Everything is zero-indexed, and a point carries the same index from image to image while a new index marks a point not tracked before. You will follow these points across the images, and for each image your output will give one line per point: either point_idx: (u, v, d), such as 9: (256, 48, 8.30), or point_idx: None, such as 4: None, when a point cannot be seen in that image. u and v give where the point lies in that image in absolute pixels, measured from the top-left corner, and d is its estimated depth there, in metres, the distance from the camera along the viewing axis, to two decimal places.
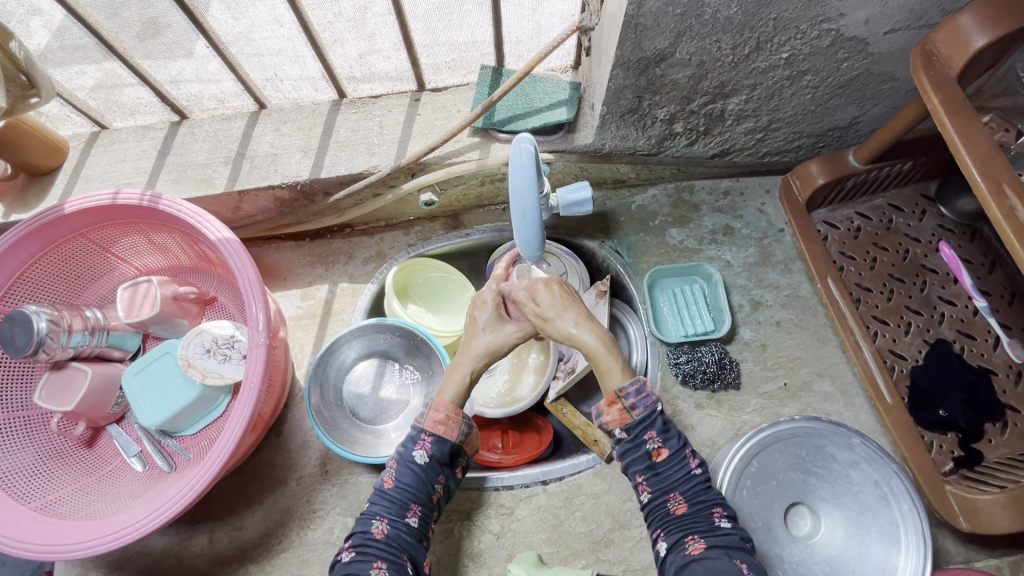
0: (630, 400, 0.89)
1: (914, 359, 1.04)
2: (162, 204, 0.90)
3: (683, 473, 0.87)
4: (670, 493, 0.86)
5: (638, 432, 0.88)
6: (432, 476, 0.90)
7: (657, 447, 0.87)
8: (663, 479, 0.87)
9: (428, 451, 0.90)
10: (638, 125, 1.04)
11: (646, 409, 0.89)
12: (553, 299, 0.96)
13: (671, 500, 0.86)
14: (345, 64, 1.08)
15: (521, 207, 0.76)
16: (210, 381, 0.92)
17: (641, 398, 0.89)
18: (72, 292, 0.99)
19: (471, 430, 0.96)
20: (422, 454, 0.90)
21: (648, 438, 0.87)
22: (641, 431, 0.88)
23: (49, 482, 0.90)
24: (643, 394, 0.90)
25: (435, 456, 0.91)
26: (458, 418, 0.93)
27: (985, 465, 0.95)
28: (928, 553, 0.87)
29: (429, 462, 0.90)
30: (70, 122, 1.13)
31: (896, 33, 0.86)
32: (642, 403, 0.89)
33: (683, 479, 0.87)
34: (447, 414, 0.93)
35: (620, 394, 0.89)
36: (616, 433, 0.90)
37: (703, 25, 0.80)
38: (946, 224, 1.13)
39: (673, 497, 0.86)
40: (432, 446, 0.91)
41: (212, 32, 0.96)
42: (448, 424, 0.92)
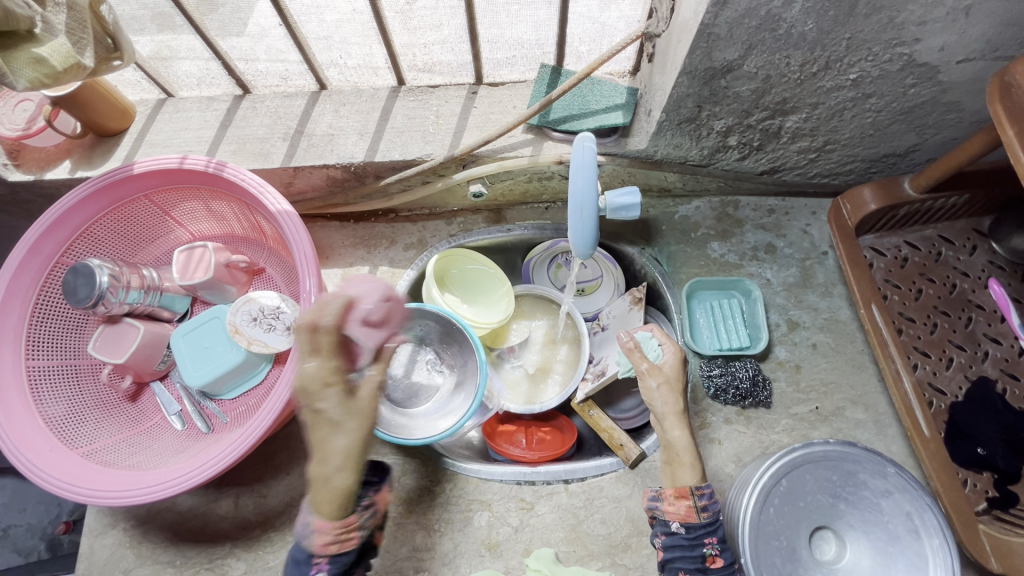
0: (703, 501, 0.84)
1: (953, 395, 1.02)
2: (227, 172, 0.93)
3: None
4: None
5: (699, 534, 0.83)
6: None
7: (714, 553, 0.82)
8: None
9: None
10: (693, 135, 1.04)
11: (713, 514, 0.84)
12: (672, 382, 0.95)
13: None
14: (408, 52, 1.11)
15: (578, 205, 0.78)
16: (255, 348, 0.95)
17: (712, 503, 0.85)
18: (129, 250, 1.02)
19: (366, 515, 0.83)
20: None
21: (708, 542, 0.83)
22: (703, 534, 0.83)
23: (95, 430, 0.93)
24: (713, 499, 0.86)
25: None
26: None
27: (1019, 509, 0.94)
28: None
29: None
30: (139, 88, 1.18)
31: (969, 63, 0.86)
32: (711, 508, 0.84)
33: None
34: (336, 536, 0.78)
35: (695, 490, 0.85)
36: (675, 526, 0.84)
37: (776, 39, 0.80)
38: (997, 260, 1.11)
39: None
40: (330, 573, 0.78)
41: (287, 10, 1.00)
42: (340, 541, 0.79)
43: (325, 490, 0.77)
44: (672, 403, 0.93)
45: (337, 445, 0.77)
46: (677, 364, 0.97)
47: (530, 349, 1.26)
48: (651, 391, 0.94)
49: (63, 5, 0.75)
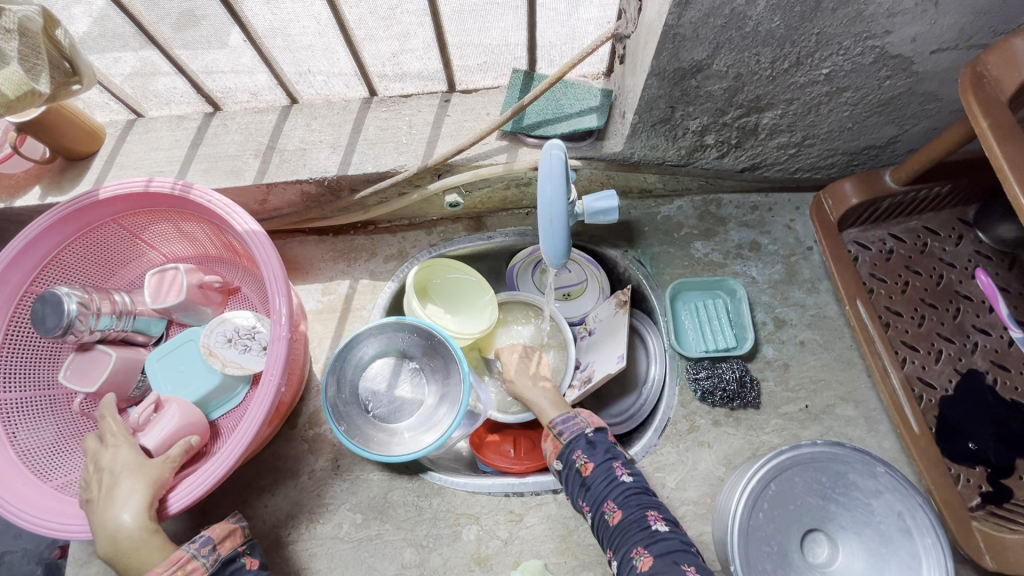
0: (558, 429, 0.93)
1: (944, 389, 1.00)
2: (194, 193, 0.92)
3: (610, 480, 0.85)
4: (604, 503, 0.84)
5: (567, 456, 0.89)
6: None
7: (585, 463, 0.87)
8: (594, 494, 0.86)
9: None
10: (669, 136, 1.02)
11: (572, 432, 0.91)
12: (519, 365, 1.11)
13: (607, 512, 0.84)
14: (377, 62, 1.09)
15: (548, 214, 0.76)
16: (230, 370, 0.93)
17: (568, 425, 0.92)
18: (101, 275, 1.01)
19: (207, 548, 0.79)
20: None
21: (574, 457, 0.88)
22: (569, 453, 0.89)
23: (69, 461, 0.91)
24: (570, 421, 0.93)
25: None
26: (182, 575, 0.74)
27: (1013, 502, 0.92)
28: None
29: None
30: (108, 109, 1.16)
31: (943, 53, 0.84)
32: (568, 428, 0.92)
33: (612, 488, 0.85)
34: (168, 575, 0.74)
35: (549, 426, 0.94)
36: (555, 465, 0.91)
37: (743, 37, 0.79)
38: (983, 250, 1.10)
39: (608, 507, 0.84)
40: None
41: (251, 26, 0.98)
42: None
43: (148, 548, 0.76)
44: (531, 377, 1.08)
45: (124, 522, 0.75)
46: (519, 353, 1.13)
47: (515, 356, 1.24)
48: (507, 381, 1.09)
49: (14, 31, 0.73)
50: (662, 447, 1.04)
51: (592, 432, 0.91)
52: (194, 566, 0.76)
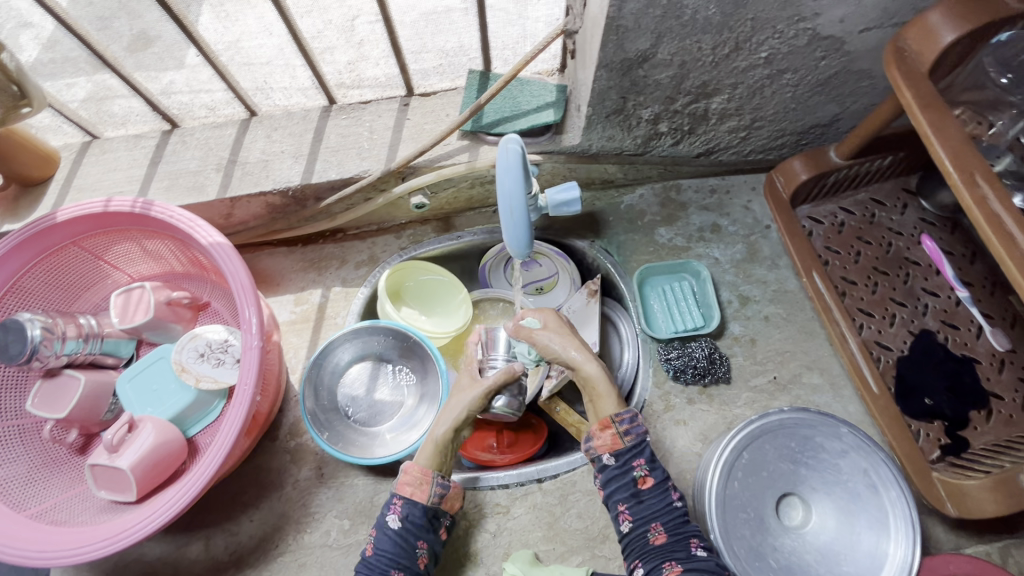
0: (624, 427, 0.89)
1: (899, 350, 1.06)
2: (155, 210, 0.91)
3: (664, 504, 0.86)
4: (651, 521, 0.85)
5: (626, 458, 0.88)
6: (411, 539, 0.88)
7: (643, 475, 0.87)
8: (645, 506, 0.86)
9: (401, 515, 0.89)
10: (624, 126, 1.06)
11: (637, 437, 0.90)
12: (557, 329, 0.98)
13: (651, 529, 0.85)
14: (334, 71, 1.11)
15: (508, 206, 0.78)
16: (204, 385, 0.93)
17: (634, 426, 0.90)
18: (65, 300, 1.00)
19: (447, 491, 0.93)
20: (395, 520, 0.89)
21: (636, 464, 0.88)
22: (630, 457, 0.88)
23: (43, 490, 0.90)
24: (635, 422, 0.91)
25: (407, 519, 0.89)
26: (427, 484, 0.91)
27: (971, 452, 0.97)
28: (915, 538, 0.90)
29: (403, 525, 0.89)
30: (61, 132, 1.15)
31: (870, 32, 0.89)
32: (634, 430, 0.90)
33: (664, 509, 0.86)
34: (415, 477, 0.92)
35: (613, 419, 0.90)
36: (606, 459, 0.89)
37: (683, 26, 0.83)
38: (927, 217, 1.16)
39: (654, 526, 0.85)
40: (404, 509, 0.90)
41: (203, 40, 0.99)
42: (416, 487, 0.91)
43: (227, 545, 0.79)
44: (570, 343, 0.97)
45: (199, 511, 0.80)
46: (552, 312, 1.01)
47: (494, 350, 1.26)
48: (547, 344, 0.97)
49: None
50: None
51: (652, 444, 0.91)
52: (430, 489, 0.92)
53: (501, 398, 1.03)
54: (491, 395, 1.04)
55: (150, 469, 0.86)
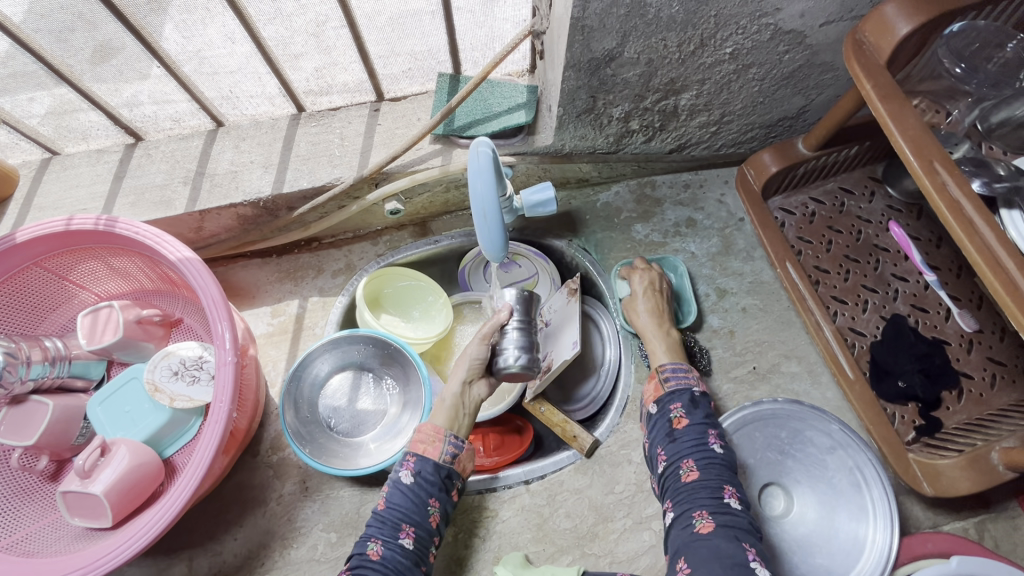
0: (665, 375, 0.96)
1: (872, 336, 1.08)
2: (119, 227, 0.89)
3: (698, 443, 0.87)
4: (683, 459, 0.86)
5: (665, 403, 0.93)
6: (423, 496, 0.86)
7: (680, 415, 0.90)
8: (677, 446, 0.88)
9: (414, 470, 0.88)
10: (595, 124, 1.06)
11: (677, 383, 0.94)
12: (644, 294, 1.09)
13: (683, 467, 0.86)
14: (301, 79, 1.09)
15: (481, 210, 0.77)
16: (179, 404, 0.91)
17: (676, 376, 0.95)
18: (30, 323, 0.97)
19: (460, 451, 0.93)
20: (407, 475, 0.88)
21: (672, 406, 0.91)
22: (668, 400, 0.92)
23: (14, 520, 0.87)
24: (680, 374, 0.96)
25: (421, 475, 0.88)
26: (439, 439, 0.91)
27: (945, 431, 0.99)
28: (895, 538, 0.91)
29: (416, 481, 0.87)
30: (19, 150, 1.11)
31: (831, 25, 0.91)
32: (676, 379, 0.94)
33: (697, 449, 0.86)
34: (428, 433, 0.92)
35: (657, 370, 0.97)
36: (649, 407, 0.95)
37: (648, 24, 0.83)
38: (894, 204, 1.18)
39: (685, 464, 0.86)
40: (417, 465, 0.89)
41: (164, 52, 0.96)
42: (428, 443, 0.91)
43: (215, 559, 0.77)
44: (650, 308, 1.07)
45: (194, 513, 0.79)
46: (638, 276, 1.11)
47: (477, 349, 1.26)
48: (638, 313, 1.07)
49: None
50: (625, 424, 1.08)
51: (698, 392, 0.93)
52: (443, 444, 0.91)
53: (513, 354, 0.94)
54: (500, 352, 0.97)
55: (125, 493, 0.83)
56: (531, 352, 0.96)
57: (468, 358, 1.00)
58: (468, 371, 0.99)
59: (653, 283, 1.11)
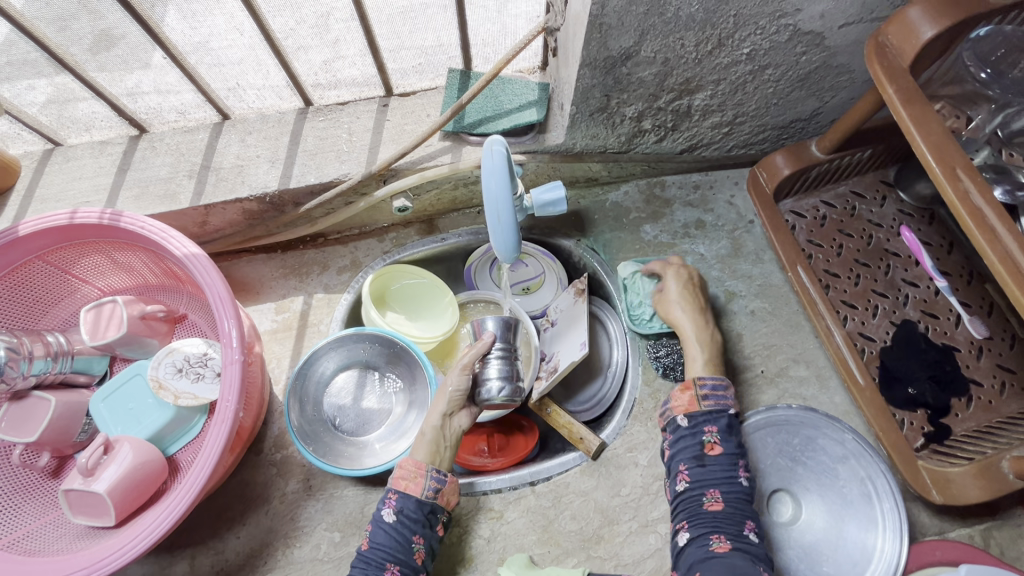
0: (704, 392, 0.91)
1: (882, 341, 1.07)
2: (124, 221, 0.88)
3: (728, 472, 0.86)
4: (710, 487, 0.85)
5: (699, 422, 0.89)
6: (407, 534, 0.85)
7: (713, 441, 0.88)
8: (708, 471, 0.86)
9: (395, 509, 0.87)
10: (608, 124, 1.05)
11: (716, 405, 0.90)
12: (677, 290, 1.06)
13: (707, 495, 0.85)
14: (309, 72, 1.07)
15: (495, 210, 0.76)
16: (183, 402, 0.90)
17: (715, 394, 0.91)
18: (32, 317, 0.95)
19: (443, 485, 0.90)
20: (390, 513, 0.87)
21: (707, 430, 0.89)
22: (704, 423, 0.89)
23: (15, 518, 0.86)
24: (717, 391, 0.92)
25: (403, 512, 0.87)
26: (417, 476, 0.89)
27: (954, 438, 0.99)
28: (903, 554, 0.90)
29: (398, 519, 0.86)
30: (22, 140, 1.10)
31: (850, 27, 0.90)
32: (714, 399, 0.91)
33: (727, 479, 0.86)
34: (410, 470, 0.90)
35: (696, 384, 0.92)
36: (680, 420, 0.91)
37: (666, 23, 0.82)
38: (905, 208, 1.18)
39: (711, 492, 0.85)
40: (399, 504, 0.87)
41: (171, 42, 0.95)
42: (410, 480, 0.89)
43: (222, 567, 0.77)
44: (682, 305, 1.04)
45: None
46: (675, 273, 1.08)
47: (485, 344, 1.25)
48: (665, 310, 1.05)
49: None
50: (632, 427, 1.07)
51: (734, 419, 0.90)
52: (423, 481, 0.89)
53: (495, 386, 0.97)
54: (481, 382, 0.99)
55: (129, 492, 0.82)
56: (513, 381, 0.99)
57: (451, 389, 0.99)
58: (450, 403, 0.99)
59: (693, 282, 1.07)
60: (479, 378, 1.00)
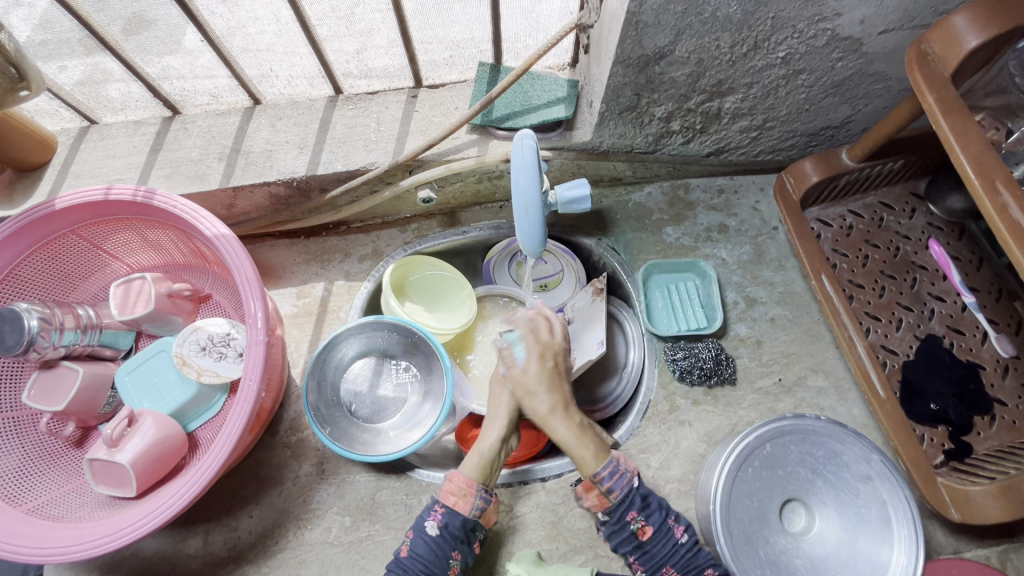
0: (604, 485, 0.89)
1: (905, 355, 1.06)
2: (158, 199, 0.89)
3: (670, 545, 0.88)
4: (662, 567, 0.88)
5: (620, 514, 0.89)
6: (446, 549, 0.86)
7: (640, 525, 0.89)
8: (652, 555, 0.89)
9: (440, 523, 0.88)
10: (636, 123, 1.04)
11: (622, 490, 0.89)
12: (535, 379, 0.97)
13: (665, 572, 0.88)
14: (341, 60, 1.08)
15: (523, 202, 0.77)
16: (206, 379, 0.91)
17: (616, 480, 0.90)
18: (62, 290, 0.97)
19: (488, 503, 0.91)
20: (434, 526, 0.88)
21: (630, 518, 0.89)
22: (623, 513, 0.89)
23: (40, 484, 0.88)
24: (617, 475, 0.90)
25: (448, 528, 0.87)
26: (468, 496, 0.89)
27: (974, 457, 0.98)
28: None
29: (442, 533, 0.87)
30: (58, 117, 1.12)
31: (890, 34, 0.89)
32: (618, 485, 0.89)
33: (672, 551, 0.88)
34: (460, 486, 0.90)
35: (592, 480, 0.90)
36: (602, 517, 0.91)
37: (703, 23, 0.82)
38: (935, 222, 1.16)
39: (667, 570, 0.88)
40: (444, 518, 0.88)
41: (208, 25, 0.96)
42: (460, 496, 0.89)
43: None
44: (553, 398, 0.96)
45: None
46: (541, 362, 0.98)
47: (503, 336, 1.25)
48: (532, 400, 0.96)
49: None
50: (646, 428, 1.06)
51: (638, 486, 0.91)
52: (472, 501, 0.89)
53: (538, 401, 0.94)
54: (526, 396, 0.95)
55: (151, 464, 0.84)
56: (550, 399, 0.96)
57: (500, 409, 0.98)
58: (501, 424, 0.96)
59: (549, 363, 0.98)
60: (518, 394, 0.98)
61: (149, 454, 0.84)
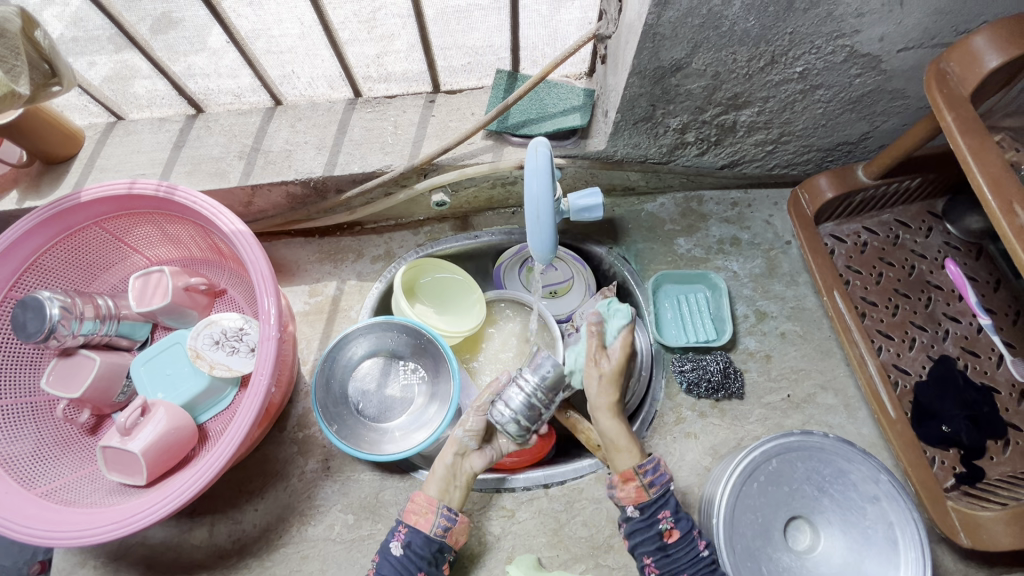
0: (647, 477, 0.86)
1: (917, 375, 1.04)
2: (178, 195, 0.91)
3: (691, 556, 0.84)
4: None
5: (652, 512, 0.85)
6: (413, 569, 0.85)
7: (670, 527, 0.85)
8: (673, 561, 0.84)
9: (404, 542, 0.87)
10: (651, 134, 1.05)
11: (661, 488, 0.86)
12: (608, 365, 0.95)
13: None
14: (362, 64, 1.10)
15: (535, 209, 0.77)
16: (218, 372, 0.93)
17: (657, 476, 0.87)
18: (83, 280, 1.00)
19: (455, 523, 0.89)
20: (398, 546, 0.86)
21: (661, 518, 0.85)
22: (656, 511, 0.85)
23: (54, 469, 0.90)
24: (659, 471, 0.87)
25: (412, 547, 0.86)
26: (423, 515, 0.88)
27: (986, 482, 0.96)
28: None
29: (406, 553, 0.86)
30: (87, 112, 1.15)
31: (910, 51, 0.88)
32: (658, 481, 0.86)
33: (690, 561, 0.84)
34: (422, 504, 0.89)
35: (637, 469, 0.87)
36: (629, 511, 0.87)
37: (720, 36, 0.82)
38: (952, 241, 1.14)
39: None
40: (408, 537, 0.87)
41: (234, 26, 0.98)
42: (420, 513, 0.88)
43: None
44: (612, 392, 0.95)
45: None
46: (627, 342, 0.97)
47: (510, 334, 1.26)
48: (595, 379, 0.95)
49: None
50: (651, 439, 1.06)
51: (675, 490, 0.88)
52: (427, 522, 0.88)
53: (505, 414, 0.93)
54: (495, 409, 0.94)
55: (161, 453, 0.86)
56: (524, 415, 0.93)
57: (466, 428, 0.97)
58: (458, 441, 0.96)
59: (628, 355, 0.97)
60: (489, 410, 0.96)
61: (156, 444, 0.85)
